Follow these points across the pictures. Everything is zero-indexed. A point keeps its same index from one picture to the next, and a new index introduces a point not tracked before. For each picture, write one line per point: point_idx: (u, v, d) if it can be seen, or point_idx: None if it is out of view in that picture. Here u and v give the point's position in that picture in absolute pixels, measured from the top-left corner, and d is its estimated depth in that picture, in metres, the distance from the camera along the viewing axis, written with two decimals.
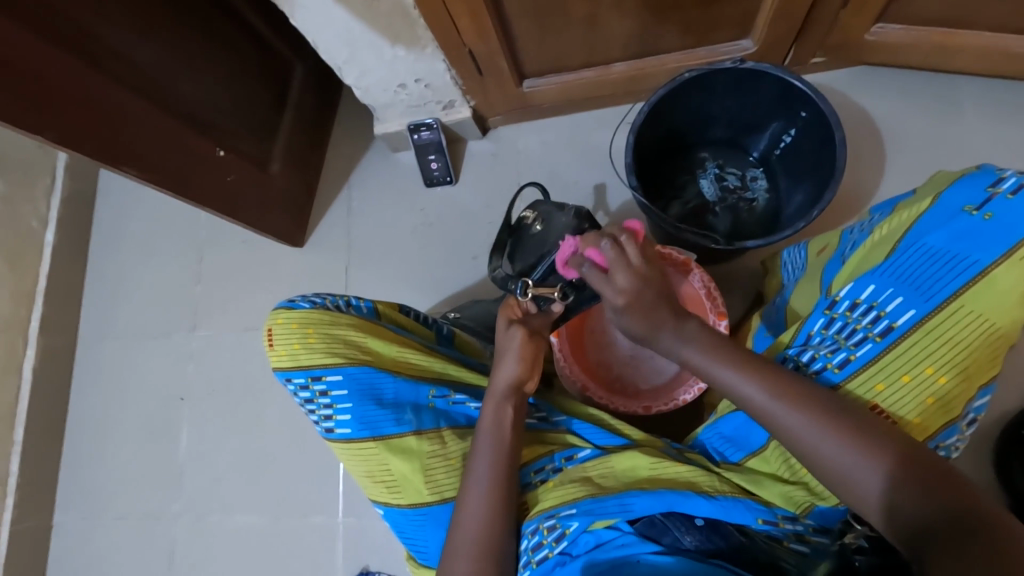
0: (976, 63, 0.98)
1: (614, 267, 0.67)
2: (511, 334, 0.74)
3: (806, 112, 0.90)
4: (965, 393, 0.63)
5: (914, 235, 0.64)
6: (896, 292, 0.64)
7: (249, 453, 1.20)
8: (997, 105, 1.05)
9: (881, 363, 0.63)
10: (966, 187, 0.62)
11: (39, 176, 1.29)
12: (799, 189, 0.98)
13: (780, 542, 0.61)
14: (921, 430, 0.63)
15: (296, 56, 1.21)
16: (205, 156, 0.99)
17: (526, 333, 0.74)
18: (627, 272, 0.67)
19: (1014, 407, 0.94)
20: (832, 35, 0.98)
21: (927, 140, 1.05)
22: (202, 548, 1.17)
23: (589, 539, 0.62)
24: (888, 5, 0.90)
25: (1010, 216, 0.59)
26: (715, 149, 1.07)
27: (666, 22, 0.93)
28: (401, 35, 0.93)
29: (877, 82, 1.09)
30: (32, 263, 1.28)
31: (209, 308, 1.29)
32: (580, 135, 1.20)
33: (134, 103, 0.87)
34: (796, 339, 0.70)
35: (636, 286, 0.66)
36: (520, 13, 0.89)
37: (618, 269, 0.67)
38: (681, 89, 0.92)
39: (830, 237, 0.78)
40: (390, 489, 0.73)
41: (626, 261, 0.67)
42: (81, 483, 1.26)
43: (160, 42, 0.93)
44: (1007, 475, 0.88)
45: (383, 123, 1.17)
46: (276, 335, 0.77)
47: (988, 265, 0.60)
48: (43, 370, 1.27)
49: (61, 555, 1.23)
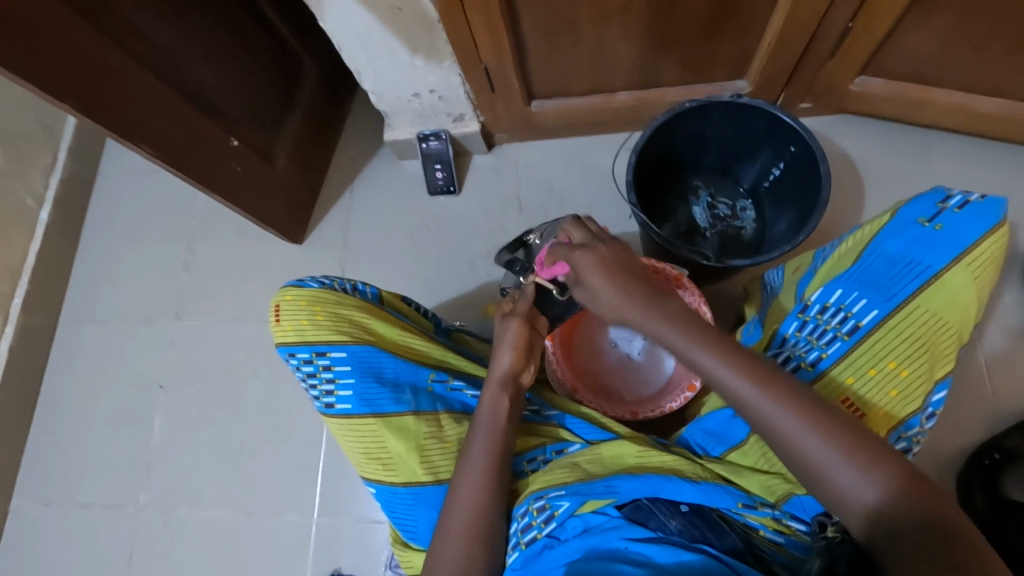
0: (945, 119, 1.08)
1: (569, 232, 0.75)
2: (507, 325, 0.75)
3: (794, 147, 0.97)
4: (924, 386, 0.68)
5: (876, 244, 0.72)
6: (861, 294, 0.71)
7: (227, 445, 1.18)
8: (964, 158, 1.14)
9: (849, 359, 0.70)
10: (920, 203, 0.71)
11: (39, 153, 1.29)
12: (784, 218, 1.05)
13: (756, 531, 0.64)
14: (885, 421, 0.69)
15: (314, 60, 1.26)
16: (218, 143, 1.01)
17: (521, 324, 0.75)
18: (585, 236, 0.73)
19: (977, 437, 0.99)
20: (818, 83, 1.06)
21: (900, 185, 1.14)
22: (167, 542, 1.14)
23: (577, 523, 0.64)
24: (869, 59, 0.99)
25: (957, 226, 0.69)
26: (706, 178, 1.13)
27: (669, 57, 1.01)
28: (421, 45, 0.98)
29: (856, 129, 1.18)
30: (21, 239, 1.26)
31: (200, 297, 1.28)
32: (581, 157, 1.25)
33: (156, 83, 0.90)
34: (773, 342, 0.76)
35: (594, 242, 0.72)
36: (535, 36, 0.95)
37: (575, 230, 0.75)
38: (682, 117, 0.99)
39: (804, 257, 0.81)
40: (385, 466, 0.75)
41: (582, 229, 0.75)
42: (45, 468, 1.22)
43: (186, 29, 0.96)
44: (970, 500, 0.93)
45: (393, 130, 1.21)
46: (284, 310, 0.78)
47: (941, 268, 0.68)
48: (19, 349, 1.24)
49: (14, 543, 1.18)
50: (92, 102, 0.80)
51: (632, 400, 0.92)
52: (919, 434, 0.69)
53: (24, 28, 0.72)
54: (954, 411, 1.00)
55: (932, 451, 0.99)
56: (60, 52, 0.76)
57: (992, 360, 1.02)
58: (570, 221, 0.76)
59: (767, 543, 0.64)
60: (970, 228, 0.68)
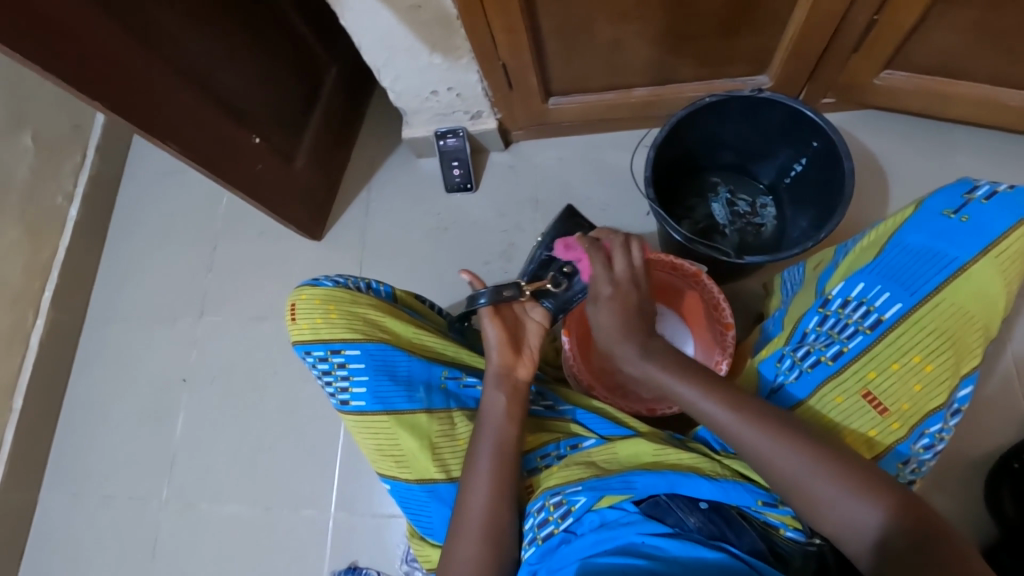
0: (974, 113, 1.05)
1: (614, 253, 0.71)
2: (481, 320, 0.75)
3: (817, 142, 0.96)
4: (949, 381, 0.66)
5: (898, 237, 0.71)
6: (884, 288, 0.69)
7: (247, 441, 1.20)
8: (993, 153, 1.11)
9: (870, 353, 0.68)
10: (945, 194, 0.70)
11: (70, 153, 1.32)
12: (806, 217, 1.03)
13: (776, 530, 0.63)
14: (908, 416, 0.67)
15: (333, 59, 1.27)
16: (240, 141, 1.03)
17: (496, 319, 0.74)
18: (610, 271, 0.71)
19: (1007, 439, 0.96)
20: (841, 78, 1.04)
21: (925, 180, 1.11)
22: (190, 535, 1.16)
23: (594, 518, 0.63)
24: (895, 53, 0.96)
25: (985, 218, 0.67)
26: (725, 175, 1.12)
27: (688, 53, 0.99)
28: (439, 43, 0.98)
29: (881, 125, 1.15)
30: (51, 236, 1.30)
31: (222, 294, 1.30)
32: (598, 154, 1.25)
33: (181, 83, 0.91)
34: (791, 337, 0.74)
35: (620, 282, 0.71)
36: (553, 32, 0.95)
37: (597, 264, 0.72)
38: (700, 112, 0.97)
39: (826, 253, 0.82)
40: (399, 463, 0.75)
41: (628, 256, 0.71)
42: (73, 460, 1.25)
43: (210, 30, 0.97)
44: (995, 505, 0.91)
45: (410, 128, 1.21)
46: (299, 309, 0.79)
47: (967, 261, 0.66)
48: (49, 343, 1.27)
49: (45, 532, 1.21)
50: (120, 101, 0.82)
51: (649, 397, 0.91)
52: (942, 431, 0.67)
53: (54, 30, 0.74)
54: (981, 410, 0.98)
55: (956, 455, 0.97)
56: (92, 55, 0.78)
57: (1022, 365, 0.99)
58: (620, 241, 0.72)
59: (785, 541, 0.63)
60: (997, 219, 0.66)
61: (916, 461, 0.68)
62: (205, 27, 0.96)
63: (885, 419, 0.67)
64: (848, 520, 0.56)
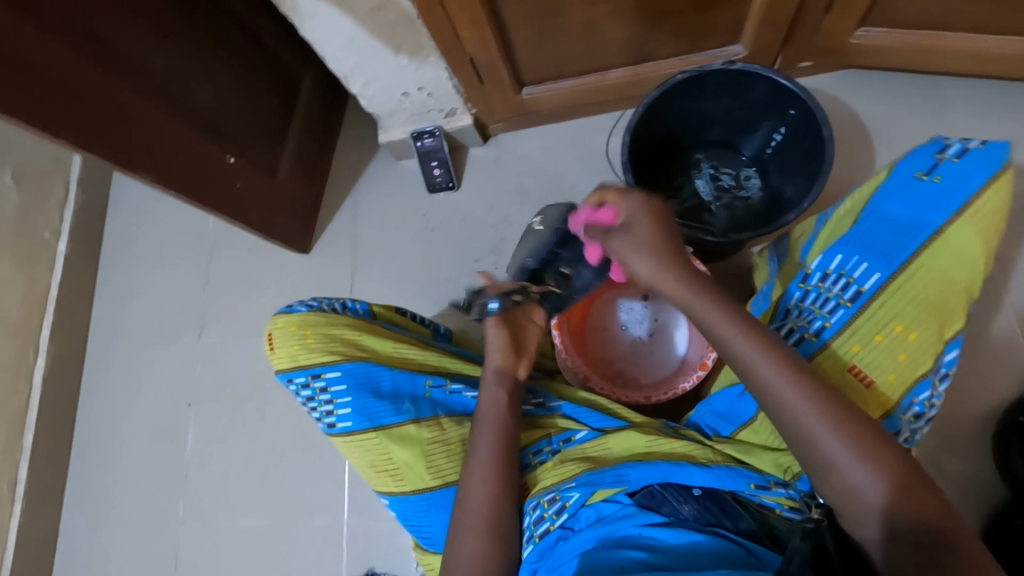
0: (957, 64, 1.02)
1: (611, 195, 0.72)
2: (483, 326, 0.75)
3: (795, 109, 0.94)
4: (934, 348, 0.66)
5: (874, 204, 0.71)
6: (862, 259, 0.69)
7: (255, 457, 1.21)
8: (980, 102, 1.09)
9: (854, 325, 0.68)
10: (917, 157, 0.70)
11: (53, 187, 1.32)
12: (791, 184, 1.01)
13: (773, 511, 0.64)
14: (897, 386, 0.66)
15: (304, 67, 1.26)
16: (216, 160, 1.02)
17: (501, 322, 0.74)
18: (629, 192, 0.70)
19: (1013, 391, 0.95)
20: (818, 40, 1.02)
21: (913, 136, 1.09)
22: (209, 553, 1.17)
23: (589, 513, 0.65)
24: (870, 10, 0.94)
25: (954, 176, 0.68)
26: (706, 149, 1.10)
27: (659, 30, 0.97)
28: (404, 44, 0.97)
29: (864, 84, 1.13)
30: (43, 271, 1.30)
31: (216, 314, 1.30)
32: (577, 139, 1.23)
33: (148, 108, 0.90)
34: (776, 314, 0.75)
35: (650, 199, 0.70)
36: (518, 21, 0.93)
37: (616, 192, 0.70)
38: (674, 90, 0.96)
39: (808, 223, 0.81)
40: (393, 477, 0.75)
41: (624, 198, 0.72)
42: (90, 489, 1.26)
43: (173, 53, 0.96)
44: (1004, 462, 0.90)
45: (387, 132, 1.20)
46: (277, 338, 0.80)
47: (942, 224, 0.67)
48: (53, 377, 1.28)
49: (69, 562, 1.23)
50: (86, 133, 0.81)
51: (648, 383, 0.93)
52: (931, 399, 0.66)
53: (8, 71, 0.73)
54: (984, 365, 0.97)
55: (962, 413, 0.96)
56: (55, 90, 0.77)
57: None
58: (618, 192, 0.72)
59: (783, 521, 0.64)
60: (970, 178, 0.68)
61: (909, 430, 0.67)
62: (168, 49, 0.95)
63: (872, 392, 0.66)
64: (848, 505, 0.56)
